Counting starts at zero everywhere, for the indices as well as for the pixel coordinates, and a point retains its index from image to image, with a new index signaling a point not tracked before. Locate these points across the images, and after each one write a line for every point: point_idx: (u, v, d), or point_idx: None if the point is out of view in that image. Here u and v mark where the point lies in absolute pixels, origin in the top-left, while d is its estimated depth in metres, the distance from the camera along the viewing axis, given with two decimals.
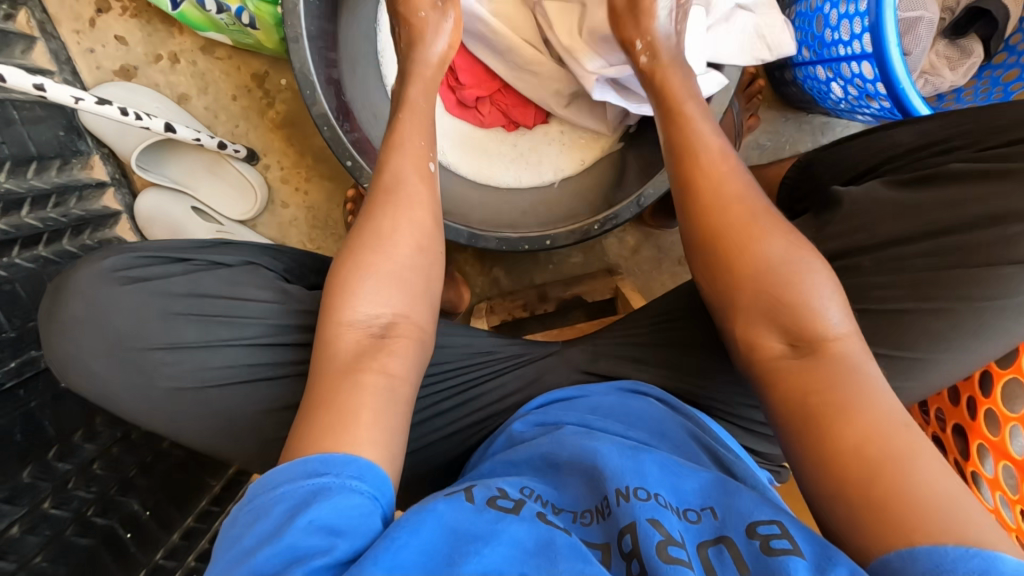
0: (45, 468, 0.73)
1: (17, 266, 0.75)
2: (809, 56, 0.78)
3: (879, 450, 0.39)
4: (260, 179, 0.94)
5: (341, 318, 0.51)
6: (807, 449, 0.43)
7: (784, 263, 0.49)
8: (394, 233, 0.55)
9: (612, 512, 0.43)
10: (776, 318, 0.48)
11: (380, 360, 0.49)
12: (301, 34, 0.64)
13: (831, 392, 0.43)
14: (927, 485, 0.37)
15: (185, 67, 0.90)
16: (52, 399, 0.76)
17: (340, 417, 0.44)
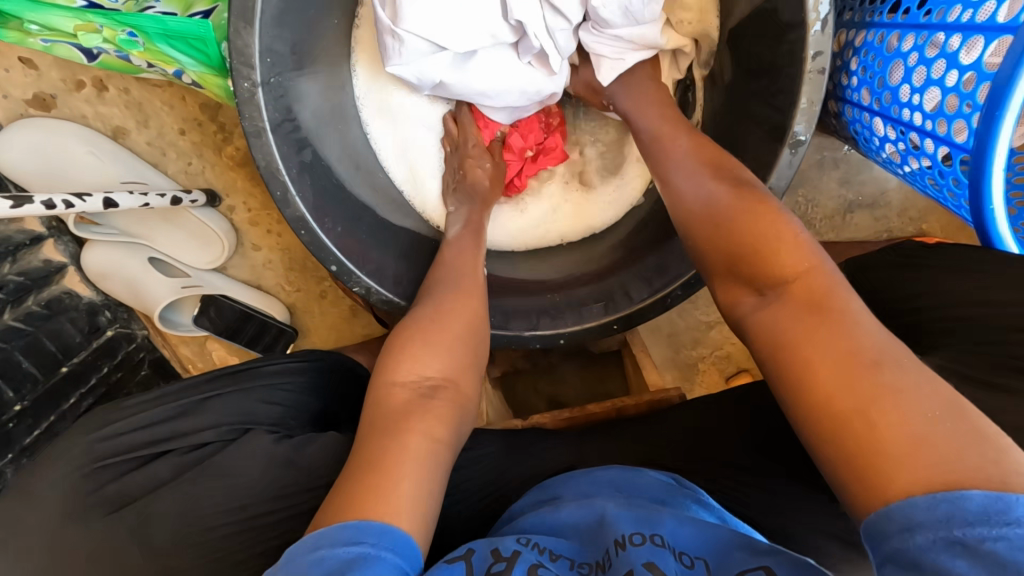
0: None
1: None
2: (868, 102, 0.65)
3: (849, 385, 0.37)
4: (226, 224, 0.82)
5: (396, 377, 0.49)
6: (799, 410, 0.40)
7: (756, 215, 0.49)
8: (448, 313, 0.55)
9: (611, 566, 0.43)
10: (750, 271, 0.48)
11: (426, 417, 0.46)
12: (264, 125, 0.51)
13: (795, 324, 0.42)
14: (905, 423, 0.34)
15: (116, 96, 0.74)
16: None
17: (379, 479, 0.41)
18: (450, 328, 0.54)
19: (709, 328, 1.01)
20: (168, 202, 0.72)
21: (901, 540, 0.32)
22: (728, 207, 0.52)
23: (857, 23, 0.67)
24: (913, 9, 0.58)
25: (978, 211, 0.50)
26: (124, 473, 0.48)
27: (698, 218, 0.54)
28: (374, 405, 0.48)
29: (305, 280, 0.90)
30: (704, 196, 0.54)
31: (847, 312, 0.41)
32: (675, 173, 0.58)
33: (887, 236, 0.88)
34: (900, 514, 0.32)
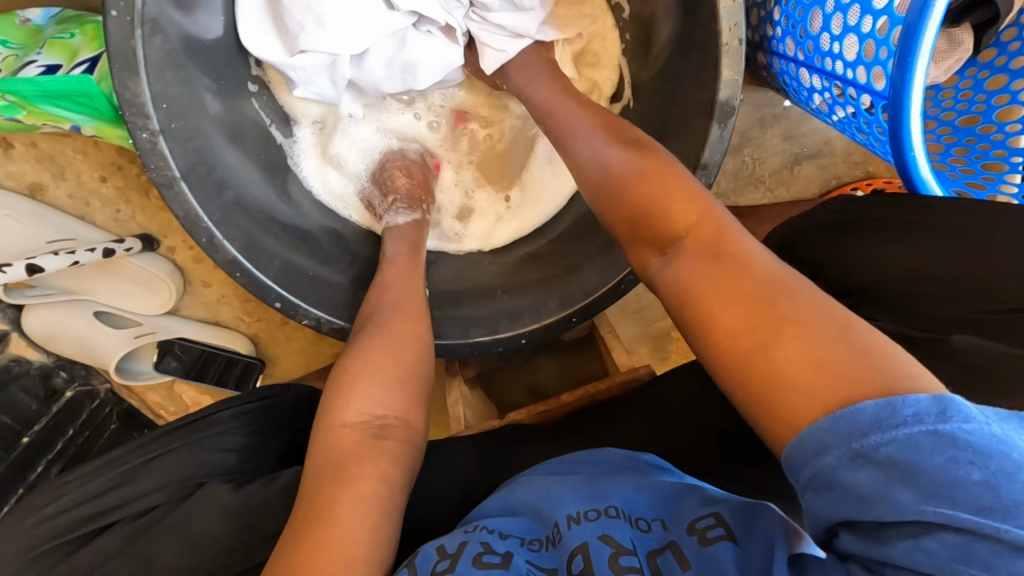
0: None
1: None
2: (792, 53, 0.65)
3: (747, 332, 0.38)
4: (168, 266, 0.79)
5: (335, 422, 0.48)
6: (711, 363, 0.40)
7: (645, 171, 0.48)
8: (389, 336, 0.53)
9: (559, 541, 0.44)
10: (648, 228, 0.47)
11: (376, 464, 0.46)
12: (174, 175, 0.49)
13: (695, 277, 0.42)
14: (803, 355, 0.35)
15: (24, 151, 0.70)
16: None
17: (328, 528, 0.41)
18: (400, 354, 0.52)
19: None
20: (99, 255, 0.69)
21: (816, 463, 0.33)
22: (618, 164, 0.50)
23: None
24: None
25: (899, 159, 0.48)
26: (78, 552, 0.48)
27: (590, 183, 0.52)
28: (323, 449, 0.47)
29: (264, 308, 0.88)
30: (596, 155, 0.52)
31: (741, 259, 0.41)
32: (565, 137, 0.55)
33: (836, 183, 0.89)
34: (812, 441, 0.33)
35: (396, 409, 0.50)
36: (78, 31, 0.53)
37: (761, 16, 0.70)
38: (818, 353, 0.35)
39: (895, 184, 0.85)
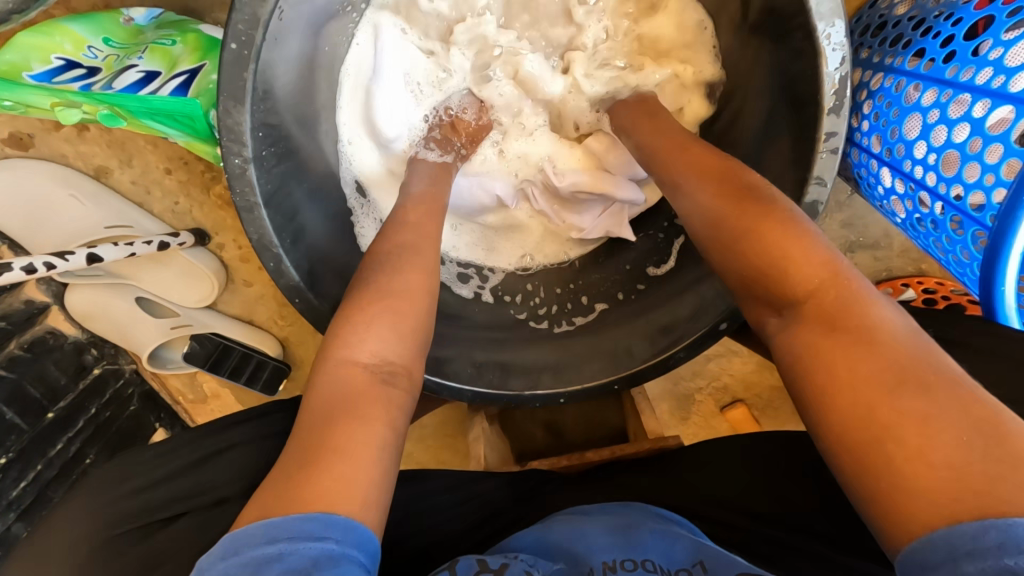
0: None
1: None
2: (878, 150, 0.60)
3: (879, 416, 0.34)
4: (215, 262, 0.79)
5: (352, 360, 0.45)
6: (832, 431, 0.36)
7: (757, 222, 0.45)
8: (399, 284, 0.50)
9: None
10: (765, 290, 0.44)
11: (390, 407, 0.43)
12: (256, 201, 0.49)
13: (825, 361, 0.38)
14: (929, 456, 0.31)
15: (97, 135, 0.71)
16: None
17: (327, 465, 0.38)
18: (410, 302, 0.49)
19: (707, 360, 1.00)
20: (155, 247, 0.69)
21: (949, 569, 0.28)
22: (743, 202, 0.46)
23: (873, 63, 0.62)
24: (937, 60, 0.53)
25: (987, 288, 0.47)
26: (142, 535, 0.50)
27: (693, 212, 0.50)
28: (331, 379, 0.44)
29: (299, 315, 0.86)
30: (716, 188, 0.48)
31: (870, 333, 0.37)
32: (674, 172, 0.53)
33: (886, 275, 0.88)
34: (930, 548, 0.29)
35: (404, 354, 0.47)
36: (179, 39, 0.53)
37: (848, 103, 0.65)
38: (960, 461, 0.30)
39: (947, 288, 0.83)
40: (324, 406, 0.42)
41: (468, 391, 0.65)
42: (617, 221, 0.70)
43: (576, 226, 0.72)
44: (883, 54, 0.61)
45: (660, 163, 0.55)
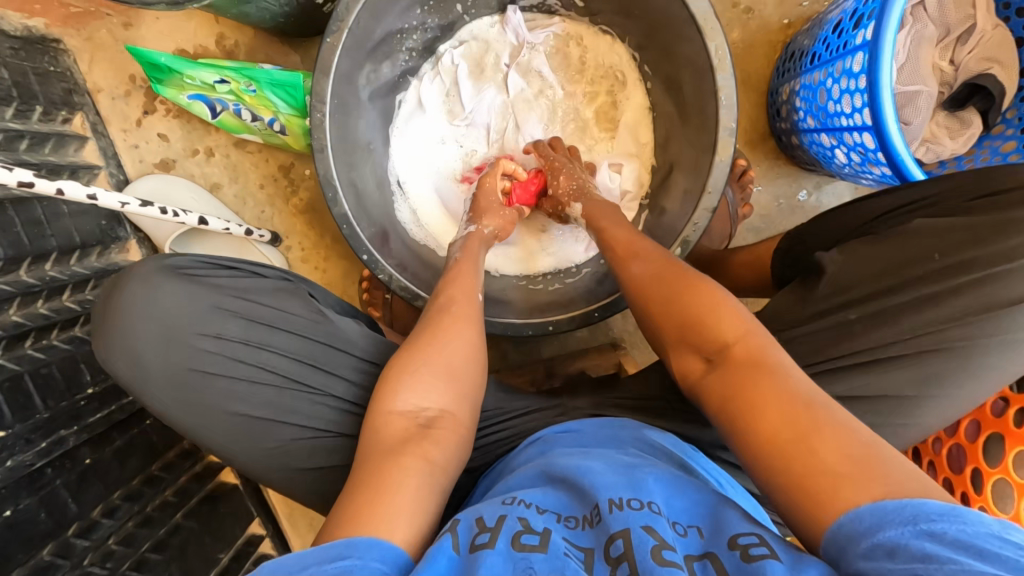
0: (65, 547, 0.75)
1: (55, 348, 0.80)
2: (813, 124, 0.77)
3: (790, 435, 0.48)
4: (282, 259, 1.00)
5: (393, 405, 0.62)
6: (753, 447, 0.50)
7: (689, 292, 0.63)
8: (444, 334, 0.68)
9: (603, 520, 0.49)
10: (694, 345, 0.60)
11: (424, 446, 0.59)
12: (326, 145, 0.71)
13: (750, 391, 0.52)
14: (825, 462, 0.45)
15: (218, 160, 0.98)
16: (77, 479, 0.78)
17: (381, 489, 0.54)
18: (452, 347, 0.67)
19: None
20: (244, 231, 0.90)
21: (852, 546, 0.41)
22: (681, 278, 0.65)
23: (792, 73, 0.82)
24: (823, 52, 0.73)
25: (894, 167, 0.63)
26: (217, 283, 0.70)
27: (641, 291, 0.67)
28: (376, 431, 0.61)
29: None
30: (670, 270, 0.67)
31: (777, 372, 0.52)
32: (632, 259, 0.71)
33: None
34: (839, 533, 0.42)
35: (440, 404, 0.64)
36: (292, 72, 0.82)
37: (788, 107, 0.83)
38: (858, 465, 0.44)
39: None
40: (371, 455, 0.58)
41: None
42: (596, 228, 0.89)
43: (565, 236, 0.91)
44: (796, 66, 0.81)
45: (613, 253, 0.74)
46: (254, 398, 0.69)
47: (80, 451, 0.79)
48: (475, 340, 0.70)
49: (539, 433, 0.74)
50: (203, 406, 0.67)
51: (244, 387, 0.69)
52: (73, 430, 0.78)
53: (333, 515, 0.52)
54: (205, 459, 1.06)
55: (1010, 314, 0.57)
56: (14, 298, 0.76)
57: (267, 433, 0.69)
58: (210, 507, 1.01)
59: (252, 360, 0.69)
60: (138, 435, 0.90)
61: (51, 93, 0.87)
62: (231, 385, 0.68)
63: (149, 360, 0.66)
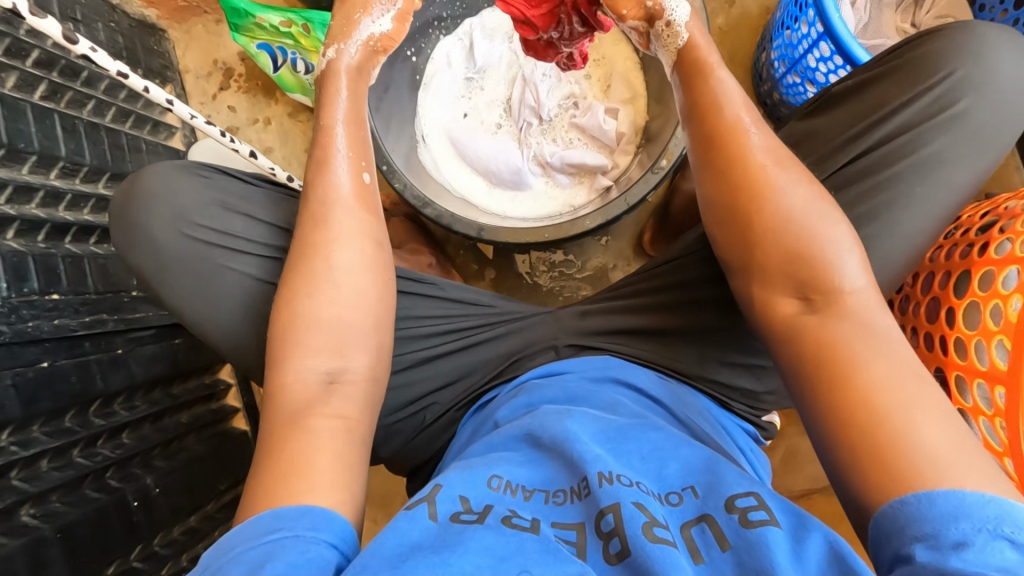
0: (84, 420, 0.80)
1: (113, 251, 0.91)
2: (781, 69, 0.88)
3: (883, 402, 0.48)
4: None
5: (287, 364, 0.57)
6: (830, 410, 0.50)
7: (794, 231, 0.58)
8: (327, 266, 0.61)
9: (594, 494, 0.51)
10: (795, 279, 0.57)
11: (333, 406, 0.55)
12: None
13: (854, 351, 0.51)
14: (916, 442, 0.46)
15: (274, 128, 1.14)
16: (108, 362, 0.85)
17: (289, 465, 0.50)
18: (347, 277, 0.61)
19: None
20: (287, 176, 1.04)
21: (903, 535, 0.43)
22: (765, 211, 0.59)
23: (762, 42, 0.97)
24: (783, 7, 0.87)
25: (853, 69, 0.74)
26: (221, 182, 0.74)
27: (740, 197, 0.60)
28: (277, 391, 0.56)
29: None
30: (764, 189, 0.60)
31: (869, 334, 0.52)
32: (724, 165, 0.62)
33: None
34: (904, 509, 0.44)
35: (354, 364, 0.58)
36: None
37: (762, 67, 0.96)
38: (949, 455, 0.45)
39: None
40: (273, 424, 0.54)
41: (475, 226, 0.87)
42: (590, 174, 1.01)
43: (561, 180, 1.01)
44: (763, 38, 0.96)
45: (720, 150, 0.63)
46: (256, 290, 0.71)
47: (115, 339, 0.87)
48: (377, 280, 0.62)
49: (520, 379, 0.74)
50: (197, 289, 0.71)
51: (247, 277, 0.71)
52: (113, 317, 0.87)
53: (251, 487, 0.50)
54: (221, 400, 1.10)
55: (969, 176, 0.60)
56: (90, 199, 0.89)
57: (269, 326, 0.70)
58: (219, 442, 1.04)
59: (252, 251, 0.71)
60: (169, 348, 0.97)
61: (150, 64, 1.08)
62: (229, 273, 0.71)
63: (161, 248, 0.71)
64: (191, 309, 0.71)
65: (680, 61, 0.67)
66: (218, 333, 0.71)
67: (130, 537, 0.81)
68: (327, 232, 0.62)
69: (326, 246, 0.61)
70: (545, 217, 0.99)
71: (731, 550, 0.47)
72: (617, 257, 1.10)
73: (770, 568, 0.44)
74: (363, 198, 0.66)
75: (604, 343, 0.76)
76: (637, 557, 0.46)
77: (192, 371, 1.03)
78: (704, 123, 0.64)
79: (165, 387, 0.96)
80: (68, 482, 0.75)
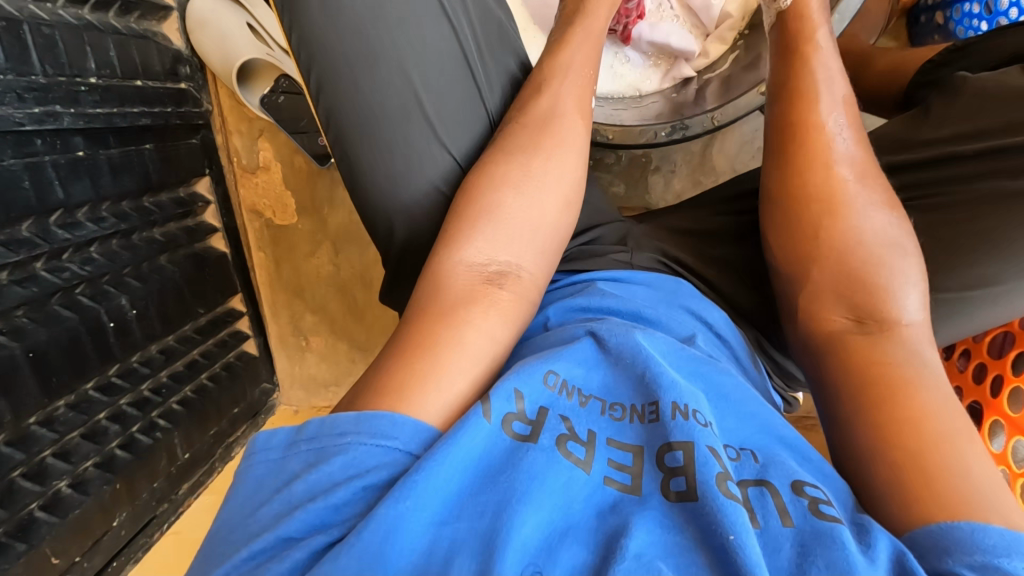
0: (45, 231, 0.69)
1: (59, 16, 0.71)
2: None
3: (930, 429, 0.41)
4: None
5: (457, 254, 0.49)
6: (885, 431, 0.43)
7: (864, 246, 0.51)
8: (540, 168, 0.54)
9: (666, 429, 0.38)
10: (847, 299, 0.51)
11: (490, 302, 0.47)
12: None
13: (891, 370, 0.45)
14: (964, 471, 0.40)
15: None
16: (67, 166, 0.71)
17: (418, 364, 0.41)
18: (546, 190, 0.54)
19: None
20: None
21: (948, 558, 0.36)
22: (831, 221, 0.53)
23: None
24: None
25: None
26: None
27: (802, 207, 0.54)
28: (435, 278, 0.48)
29: None
30: (839, 184, 0.54)
31: (919, 363, 0.46)
32: (800, 163, 0.56)
33: None
34: (951, 533, 0.37)
35: (531, 266, 0.51)
36: None
37: None
38: (994, 494, 0.39)
39: None
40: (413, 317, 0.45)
41: None
42: (669, 62, 0.85)
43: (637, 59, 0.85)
44: None
45: (799, 144, 0.56)
46: (426, 81, 0.57)
47: (71, 138, 0.72)
48: (570, 198, 0.55)
49: (582, 277, 0.57)
50: (343, 35, 0.55)
51: (416, 49, 0.57)
52: (70, 112, 0.71)
53: (371, 377, 0.42)
54: (197, 217, 0.99)
55: None
56: None
57: (415, 120, 0.58)
58: (197, 263, 0.97)
59: (449, 23, 0.58)
60: (138, 155, 0.83)
61: None
62: (397, 32, 0.56)
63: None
64: (335, 53, 0.56)
65: (780, 32, 0.62)
66: (351, 112, 0.57)
67: (106, 358, 0.78)
68: (548, 141, 0.55)
69: (546, 159, 0.54)
70: (606, 96, 0.83)
71: (794, 529, 0.35)
72: (664, 159, 0.98)
73: (844, 565, 0.33)
74: (580, 115, 0.58)
75: (684, 271, 0.63)
76: (704, 508, 0.35)
77: (166, 182, 0.90)
78: (790, 108, 0.58)
79: (136, 198, 0.83)
80: (35, 299, 0.69)
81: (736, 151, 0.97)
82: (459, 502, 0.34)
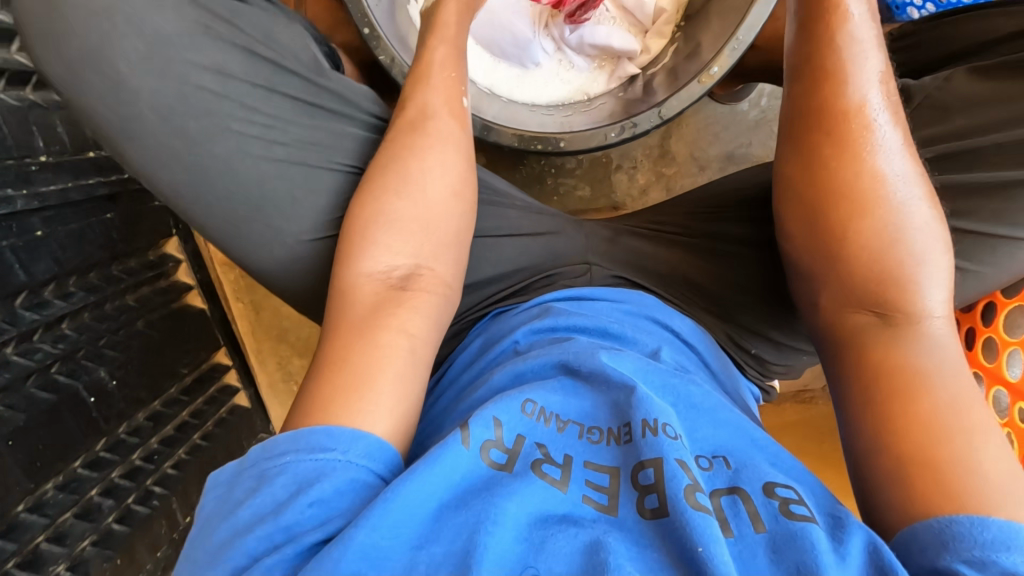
0: (12, 315, 0.69)
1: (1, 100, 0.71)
2: None
3: (948, 423, 0.41)
4: None
5: (360, 266, 0.49)
6: (909, 436, 0.42)
7: (896, 241, 0.48)
8: (419, 171, 0.53)
9: (638, 449, 0.38)
10: (877, 297, 0.48)
11: (402, 313, 0.46)
12: None
13: (921, 371, 0.44)
14: (979, 467, 0.40)
15: None
16: (25, 248, 0.71)
17: (349, 384, 0.41)
18: (427, 185, 0.53)
19: None
20: None
21: (947, 554, 0.37)
22: (861, 218, 0.49)
23: None
24: None
25: None
26: None
27: (831, 204, 0.50)
28: (340, 297, 0.48)
29: None
30: (875, 175, 0.49)
31: (952, 365, 0.45)
32: (829, 152, 0.51)
33: None
34: (951, 528, 0.37)
35: (436, 264, 0.51)
36: None
37: None
38: (1008, 486, 0.39)
39: None
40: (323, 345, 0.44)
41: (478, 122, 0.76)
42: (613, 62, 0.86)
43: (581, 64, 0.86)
44: None
45: (825, 130, 0.51)
46: (274, 166, 0.58)
47: (28, 219, 0.72)
48: (463, 201, 0.55)
49: (544, 299, 0.57)
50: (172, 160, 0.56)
51: (249, 138, 0.57)
52: (23, 193, 0.70)
53: (297, 403, 0.42)
54: (170, 277, 0.99)
55: None
56: None
57: (285, 187, 0.58)
58: (174, 323, 0.96)
59: (267, 110, 0.58)
60: (99, 224, 0.82)
61: None
62: (228, 127, 0.57)
63: (125, 83, 0.53)
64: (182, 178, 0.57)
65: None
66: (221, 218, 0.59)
67: (91, 432, 0.77)
68: (417, 144, 0.55)
69: (415, 168, 0.53)
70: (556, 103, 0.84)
71: (766, 534, 0.35)
72: (623, 157, 0.99)
73: (814, 566, 0.33)
74: (455, 112, 0.58)
75: (646, 282, 0.63)
76: (674, 521, 0.35)
77: (131, 247, 0.89)
78: (813, 90, 0.52)
79: (102, 267, 0.83)
80: (9, 384, 0.68)
81: (693, 138, 0.98)
82: (436, 523, 0.34)
